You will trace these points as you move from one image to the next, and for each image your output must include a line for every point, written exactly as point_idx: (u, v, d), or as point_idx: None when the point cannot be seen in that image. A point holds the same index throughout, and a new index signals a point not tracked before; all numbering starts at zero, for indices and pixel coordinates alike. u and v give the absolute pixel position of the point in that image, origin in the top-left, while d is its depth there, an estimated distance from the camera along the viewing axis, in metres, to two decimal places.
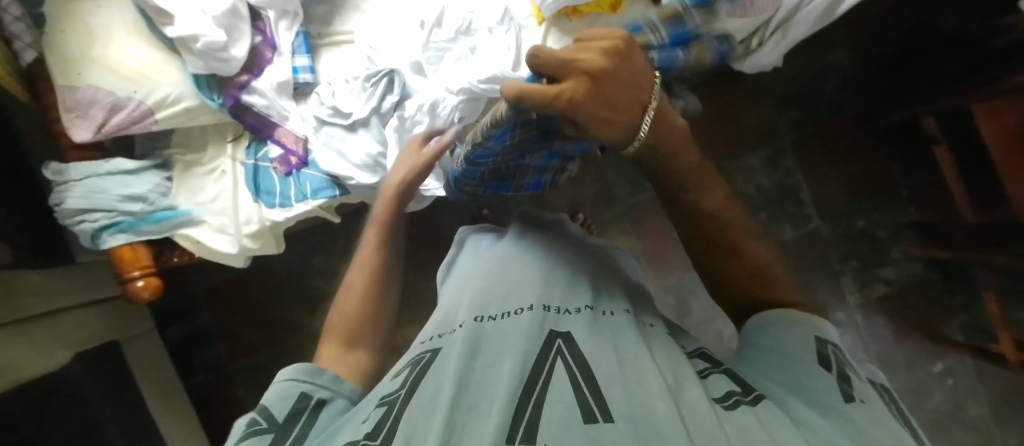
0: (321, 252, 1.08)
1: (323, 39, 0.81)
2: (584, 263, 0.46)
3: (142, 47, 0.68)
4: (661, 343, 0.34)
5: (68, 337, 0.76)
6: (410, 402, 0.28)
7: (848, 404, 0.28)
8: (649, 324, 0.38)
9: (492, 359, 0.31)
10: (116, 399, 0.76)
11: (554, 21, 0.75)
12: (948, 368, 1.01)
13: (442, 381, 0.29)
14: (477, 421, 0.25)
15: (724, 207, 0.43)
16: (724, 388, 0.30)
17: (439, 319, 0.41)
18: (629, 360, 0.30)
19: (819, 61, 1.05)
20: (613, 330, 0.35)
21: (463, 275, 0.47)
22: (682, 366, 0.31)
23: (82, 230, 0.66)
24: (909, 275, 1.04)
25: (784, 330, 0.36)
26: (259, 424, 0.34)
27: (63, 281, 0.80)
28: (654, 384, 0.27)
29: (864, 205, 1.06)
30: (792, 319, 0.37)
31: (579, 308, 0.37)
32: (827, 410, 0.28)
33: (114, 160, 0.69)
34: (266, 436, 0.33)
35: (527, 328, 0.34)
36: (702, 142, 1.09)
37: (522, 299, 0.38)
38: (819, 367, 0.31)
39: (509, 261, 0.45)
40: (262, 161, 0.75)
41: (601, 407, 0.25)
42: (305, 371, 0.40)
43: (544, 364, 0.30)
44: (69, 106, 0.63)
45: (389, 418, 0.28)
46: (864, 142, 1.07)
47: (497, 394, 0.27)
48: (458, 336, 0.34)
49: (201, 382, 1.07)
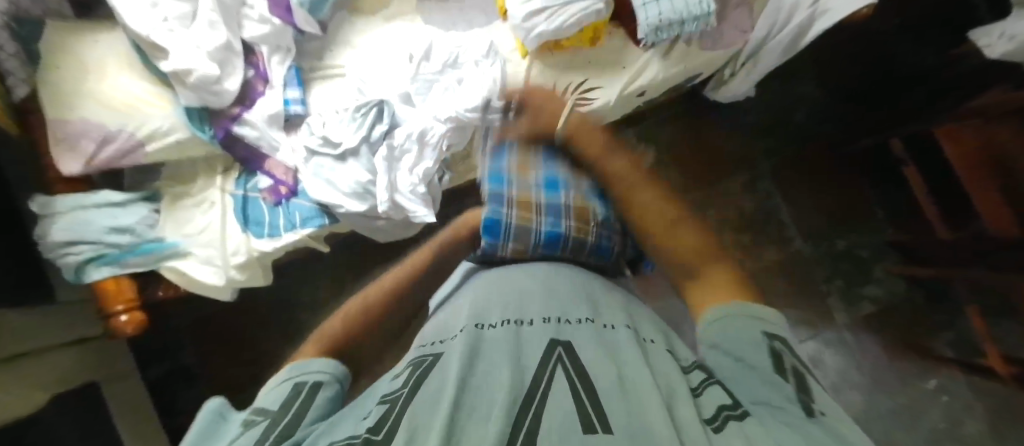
0: (309, 284, 1.06)
1: (315, 73, 0.83)
2: (579, 282, 0.46)
3: (134, 80, 0.69)
4: (660, 358, 0.34)
5: (40, 378, 0.73)
6: (413, 400, 0.27)
7: (810, 417, 0.26)
8: (648, 341, 0.38)
9: (493, 364, 0.31)
10: (91, 440, 0.73)
11: (537, 55, 0.80)
12: (941, 385, 1.01)
13: (444, 383, 0.28)
14: (475, 426, 0.25)
15: (633, 177, 0.51)
16: (716, 401, 0.29)
17: (434, 331, 0.41)
18: (629, 375, 0.30)
19: (788, 92, 1.11)
20: (615, 345, 0.35)
21: (462, 293, 0.46)
22: (677, 384, 0.30)
23: (65, 264, 0.65)
24: (892, 292, 1.06)
25: (741, 331, 0.34)
26: (252, 420, 0.28)
27: (43, 319, 0.78)
28: (651, 399, 0.27)
29: (842, 225, 1.10)
30: (746, 312, 0.35)
31: (580, 319, 0.38)
32: (787, 419, 0.26)
33: (103, 192, 0.69)
34: (268, 430, 0.27)
35: (529, 343, 0.34)
36: (684, 169, 1.13)
37: (524, 312, 0.38)
38: (777, 376, 0.30)
39: (503, 280, 0.45)
40: (251, 191, 0.75)
41: (601, 418, 0.25)
42: (295, 364, 0.33)
43: (546, 373, 0.30)
44: (59, 139, 0.64)
45: (392, 413, 0.26)
46: (838, 166, 1.11)
47: (498, 400, 0.26)
48: (458, 342, 0.34)
49: (178, 425, 1.01)
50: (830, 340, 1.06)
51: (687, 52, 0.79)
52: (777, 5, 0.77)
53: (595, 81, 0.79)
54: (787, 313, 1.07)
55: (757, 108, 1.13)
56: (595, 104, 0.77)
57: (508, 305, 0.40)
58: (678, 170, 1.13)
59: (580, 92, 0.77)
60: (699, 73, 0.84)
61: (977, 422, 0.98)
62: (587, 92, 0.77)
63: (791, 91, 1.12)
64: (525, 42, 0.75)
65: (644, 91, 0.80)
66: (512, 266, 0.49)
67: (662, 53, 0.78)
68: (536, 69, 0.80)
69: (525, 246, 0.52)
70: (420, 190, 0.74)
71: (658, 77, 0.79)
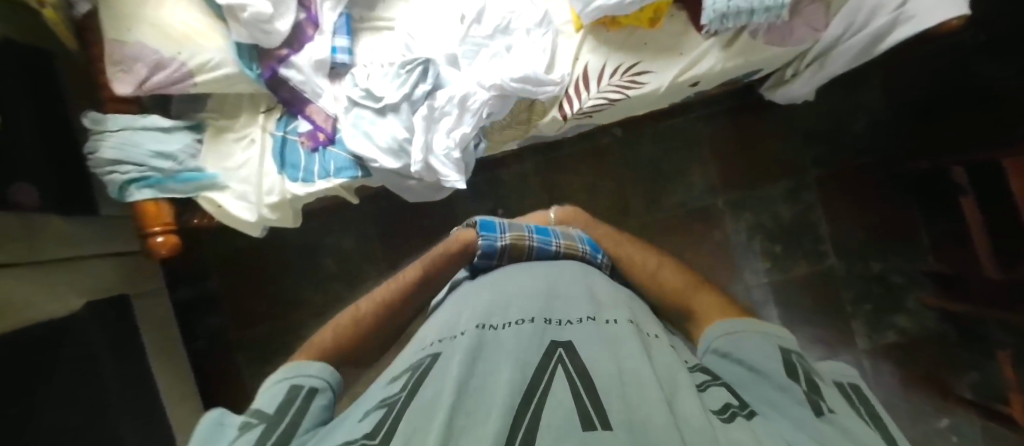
0: (335, 233, 1.09)
1: (365, 24, 0.82)
2: (585, 278, 0.46)
3: (189, 11, 0.69)
4: (662, 354, 0.34)
5: (82, 285, 0.77)
6: (409, 405, 0.29)
7: (818, 418, 0.27)
8: (652, 336, 0.38)
9: (491, 367, 0.32)
10: (120, 349, 0.78)
11: (592, 29, 0.77)
12: (952, 425, 0.99)
13: (441, 386, 0.30)
14: (474, 427, 0.26)
15: (633, 254, 0.55)
16: (721, 400, 0.29)
17: (439, 324, 0.42)
18: (629, 368, 0.30)
19: (849, 102, 1.06)
20: (615, 338, 0.35)
21: (463, 293, 0.47)
22: (679, 379, 0.30)
23: (110, 180, 0.68)
24: (920, 325, 1.03)
25: (746, 336, 0.36)
26: (250, 422, 0.31)
27: (89, 232, 0.83)
28: (652, 392, 0.27)
29: (882, 248, 1.05)
30: (754, 327, 0.37)
31: (581, 318, 0.38)
32: (801, 423, 0.27)
33: (151, 116, 0.71)
34: (261, 427, 0.31)
35: (528, 342, 0.35)
36: (724, 168, 1.09)
37: (524, 311, 0.39)
38: (786, 379, 0.31)
39: (508, 275, 0.46)
40: (290, 134, 0.76)
41: (599, 414, 0.25)
42: (291, 366, 0.38)
43: (546, 371, 0.31)
44: (115, 60, 0.66)
45: (388, 420, 0.28)
46: (889, 186, 1.05)
47: (495, 401, 0.27)
48: (456, 343, 0.35)
49: (202, 346, 1.08)
50: (843, 362, 1.04)
51: (750, 45, 0.74)
52: (858, 5, 0.70)
53: (648, 65, 0.75)
54: (804, 329, 1.06)
55: (813, 114, 1.07)
56: (645, 88, 0.75)
57: (507, 305, 0.40)
58: (719, 168, 1.10)
59: (629, 74, 0.75)
60: (757, 70, 0.81)
61: None
62: (637, 76, 0.75)
63: (851, 101, 1.05)
64: (581, 15, 0.72)
65: (698, 81, 0.77)
66: (504, 268, 0.49)
67: (722, 45, 0.74)
68: (588, 44, 0.77)
69: (528, 240, 0.51)
70: (454, 155, 0.73)
71: (715, 70, 0.75)
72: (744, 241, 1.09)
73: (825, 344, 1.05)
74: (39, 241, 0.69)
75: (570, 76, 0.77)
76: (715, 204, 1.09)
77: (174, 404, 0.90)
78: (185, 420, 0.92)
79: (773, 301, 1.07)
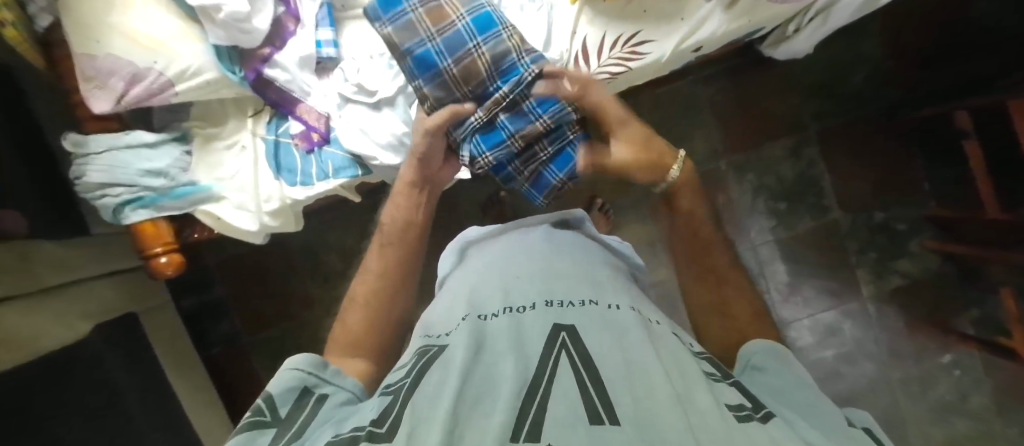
0: (336, 229, 1.07)
1: (348, 12, 0.76)
2: (581, 262, 0.50)
3: (164, 14, 0.64)
4: (668, 344, 0.37)
5: (86, 307, 0.76)
6: (414, 392, 0.32)
7: (847, 431, 0.31)
8: (653, 323, 0.42)
9: (494, 357, 0.34)
10: (136, 368, 0.77)
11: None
12: (955, 360, 1.04)
13: (448, 373, 0.32)
14: (479, 415, 0.28)
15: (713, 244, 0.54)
16: (737, 400, 0.32)
17: (443, 314, 0.46)
18: (636, 360, 0.33)
19: (852, 50, 1.02)
20: (620, 324, 0.38)
21: (470, 277, 0.50)
22: (692, 372, 0.33)
23: (103, 205, 0.66)
24: (925, 268, 1.05)
25: (769, 358, 0.40)
26: (261, 420, 0.34)
27: (85, 253, 0.80)
28: (663, 387, 0.30)
29: (885, 197, 1.06)
30: (771, 347, 0.41)
31: (582, 302, 0.41)
32: (829, 432, 0.30)
33: (135, 131, 0.67)
34: (267, 428, 0.34)
35: (533, 329, 0.38)
36: (726, 129, 1.07)
37: (526, 296, 0.43)
38: (810, 398, 0.35)
39: (509, 263, 0.49)
40: (282, 137, 0.73)
41: (607, 408, 0.27)
42: (317, 363, 0.40)
43: (551, 358, 0.33)
44: (87, 76, 0.61)
45: (395, 406, 0.31)
46: (891, 134, 1.05)
47: (499, 393, 0.30)
48: (461, 333, 0.38)
49: (217, 352, 1.08)
50: (849, 311, 1.07)
51: (755, 4, 0.70)
52: None
53: (649, 34, 0.72)
54: (809, 283, 1.08)
55: (814, 66, 1.04)
56: (646, 59, 0.72)
57: (507, 291, 0.44)
58: (721, 130, 1.07)
59: (629, 44, 0.72)
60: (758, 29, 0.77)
61: (984, 395, 1.02)
62: (638, 46, 0.72)
63: (854, 49, 1.02)
64: None
65: (700, 46, 0.74)
66: (503, 252, 0.53)
67: (724, 6, 0.71)
68: (585, 16, 0.74)
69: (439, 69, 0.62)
70: None
71: (718, 33, 0.72)
72: (750, 201, 1.08)
73: (832, 296, 1.08)
74: (37, 272, 0.67)
75: (569, 51, 0.74)
76: (719, 168, 1.08)
77: (199, 413, 0.91)
78: (212, 426, 0.93)
79: (777, 258, 1.08)
